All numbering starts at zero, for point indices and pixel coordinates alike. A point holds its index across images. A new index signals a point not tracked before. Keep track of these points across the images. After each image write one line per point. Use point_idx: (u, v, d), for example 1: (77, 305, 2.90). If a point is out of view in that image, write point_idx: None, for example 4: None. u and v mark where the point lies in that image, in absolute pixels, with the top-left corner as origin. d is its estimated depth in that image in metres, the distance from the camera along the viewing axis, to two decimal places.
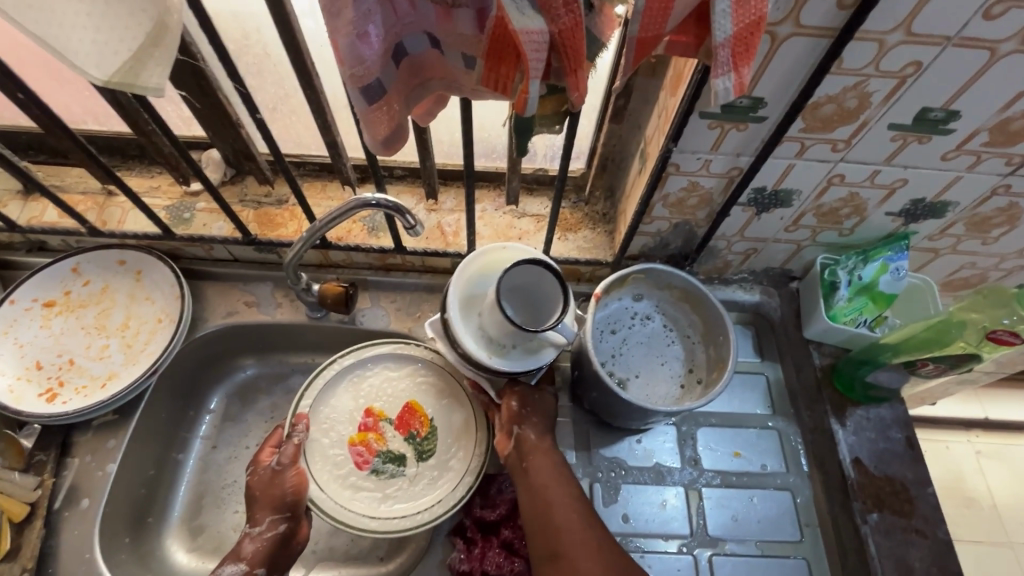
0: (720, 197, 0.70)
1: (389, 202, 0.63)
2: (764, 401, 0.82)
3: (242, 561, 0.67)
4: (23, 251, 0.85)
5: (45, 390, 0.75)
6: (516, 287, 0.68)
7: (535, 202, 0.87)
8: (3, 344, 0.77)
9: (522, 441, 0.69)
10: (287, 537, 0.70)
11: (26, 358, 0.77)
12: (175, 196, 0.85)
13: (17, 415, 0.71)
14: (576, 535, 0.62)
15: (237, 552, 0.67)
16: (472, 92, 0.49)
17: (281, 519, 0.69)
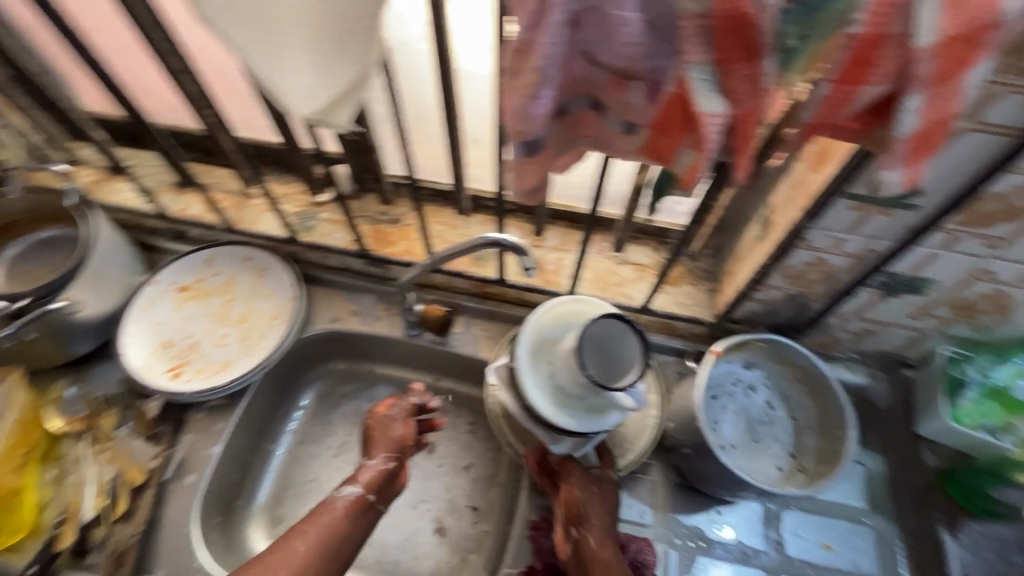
0: (845, 276, 0.67)
1: (512, 241, 0.64)
2: (861, 493, 0.77)
3: (358, 483, 0.65)
4: (165, 237, 0.94)
5: (170, 368, 0.82)
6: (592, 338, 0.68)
7: (639, 250, 0.86)
8: (142, 320, 0.84)
9: (582, 549, 0.65)
10: (393, 474, 0.68)
11: (158, 335, 0.84)
12: (302, 204, 0.91)
13: (147, 387, 0.78)
14: None
15: (353, 476, 0.66)
16: (622, 153, 0.50)
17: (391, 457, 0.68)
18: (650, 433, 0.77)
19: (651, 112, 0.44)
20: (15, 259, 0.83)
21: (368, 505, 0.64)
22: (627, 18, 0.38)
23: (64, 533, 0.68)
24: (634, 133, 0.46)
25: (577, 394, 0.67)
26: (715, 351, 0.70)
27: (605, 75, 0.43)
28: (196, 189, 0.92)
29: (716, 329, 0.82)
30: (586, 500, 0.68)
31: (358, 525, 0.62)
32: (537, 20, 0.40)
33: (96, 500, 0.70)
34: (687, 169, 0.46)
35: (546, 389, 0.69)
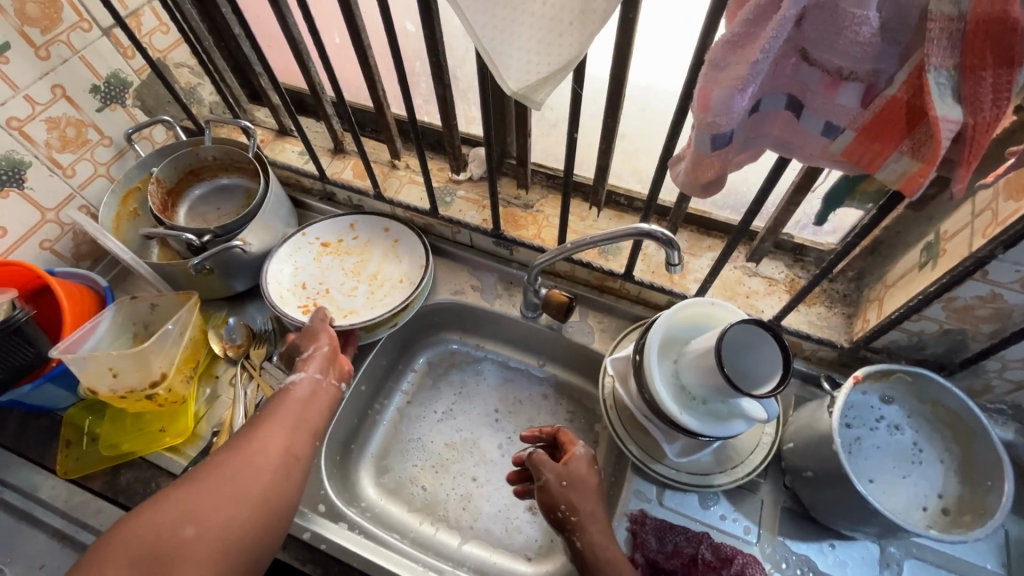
0: (1021, 317, 0.62)
1: (663, 233, 0.64)
2: (999, 558, 0.70)
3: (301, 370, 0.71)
4: (316, 197, 1.04)
5: (304, 306, 0.89)
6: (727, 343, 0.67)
7: (772, 264, 0.84)
8: (286, 261, 0.92)
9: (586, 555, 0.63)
10: (331, 355, 0.74)
11: (298, 276, 0.92)
12: (442, 179, 0.96)
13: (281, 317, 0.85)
14: None
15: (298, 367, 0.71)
16: (809, 157, 0.49)
17: (322, 345, 0.75)
18: (764, 452, 0.75)
19: (862, 115, 0.43)
20: (198, 199, 0.95)
21: (320, 385, 0.71)
22: (866, 16, 0.37)
23: (218, 444, 0.76)
24: (835, 135, 0.46)
25: (703, 394, 0.67)
26: (856, 376, 0.67)
27: (818, 74, 0.42)
28: (350, 156, 1.00)
29: (849, 356, 0.78)
30: (571, 492, 0.66)
31: (318, 401, 0.69)
32: (762, 14, 0.40)
33: (245, 420, 0.78)
34: (904, 177, 0.44)
35: (670, 386, 0.69)
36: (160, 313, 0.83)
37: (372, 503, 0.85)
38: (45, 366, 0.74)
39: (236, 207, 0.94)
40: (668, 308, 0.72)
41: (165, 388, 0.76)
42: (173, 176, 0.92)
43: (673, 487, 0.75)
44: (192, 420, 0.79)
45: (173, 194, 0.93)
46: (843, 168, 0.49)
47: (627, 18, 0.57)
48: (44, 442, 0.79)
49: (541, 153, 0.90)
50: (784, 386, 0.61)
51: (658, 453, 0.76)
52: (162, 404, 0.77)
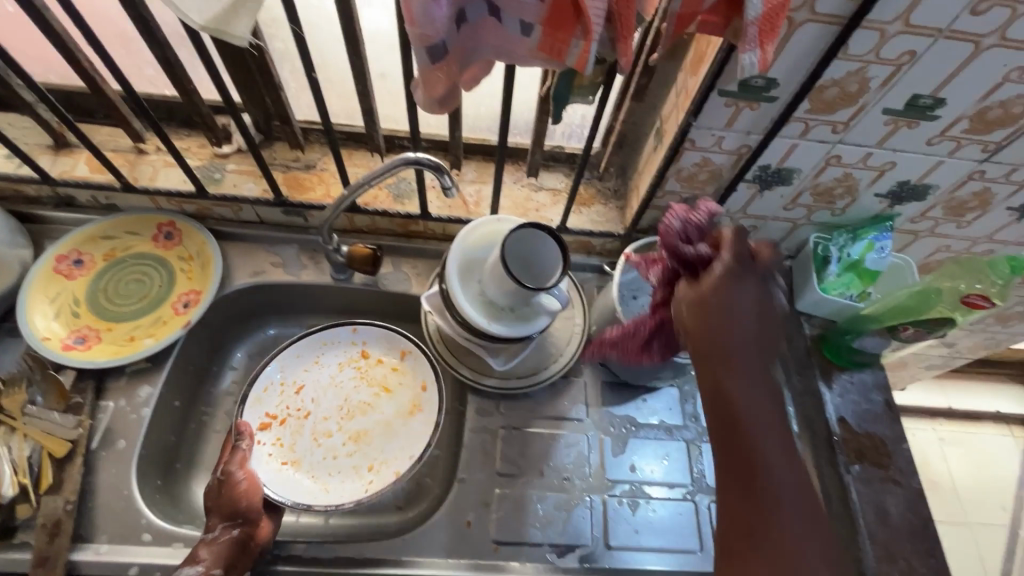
0: (728, 173, 0.76)
1: (430, 159, 0.66)
2: None
3: (199, 562, 0.62)
4: (49, 206, 0.86)
5: (268, 418, 0.80)
6: (517, 251, 0.73)
7: (552, 177, 0.91)
8: (308, 356, 0.84)
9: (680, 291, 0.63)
10: (243, 541, 0.64)
11: (301, 375, 0.84)
12: (204, 156, 0.86)
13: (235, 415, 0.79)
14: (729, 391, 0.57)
15: (194, 555, 0.62)
16: (520, 60, 0.53)
17: (233, 523, 0.64)
18: (578, 340, 0.84)
19: (542, 9, 0.47)
20: None
21: None
22: None
23: None
24: (529, 33, 0.50)
25: (506, 302, 0.72)
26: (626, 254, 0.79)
27: None
28: (79, 149, 0.84)
29: (628, 241, 0.90)
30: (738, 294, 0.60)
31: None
32: None
33: (14, 479, 0.65)
34: (580, 58, 0.49)
35: (478, 304, 0.73)
36: None
37: None
38: None
39: None
40: (461, 232, 0.75)
41: None
42: None
43: (510, 395, 0.81)
44: None
45: None
46: (545, 66, 0.52)
47: None
48: None
49: (307, 109, 0.85)
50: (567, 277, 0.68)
51: (487, 369, 0.81)
52: None
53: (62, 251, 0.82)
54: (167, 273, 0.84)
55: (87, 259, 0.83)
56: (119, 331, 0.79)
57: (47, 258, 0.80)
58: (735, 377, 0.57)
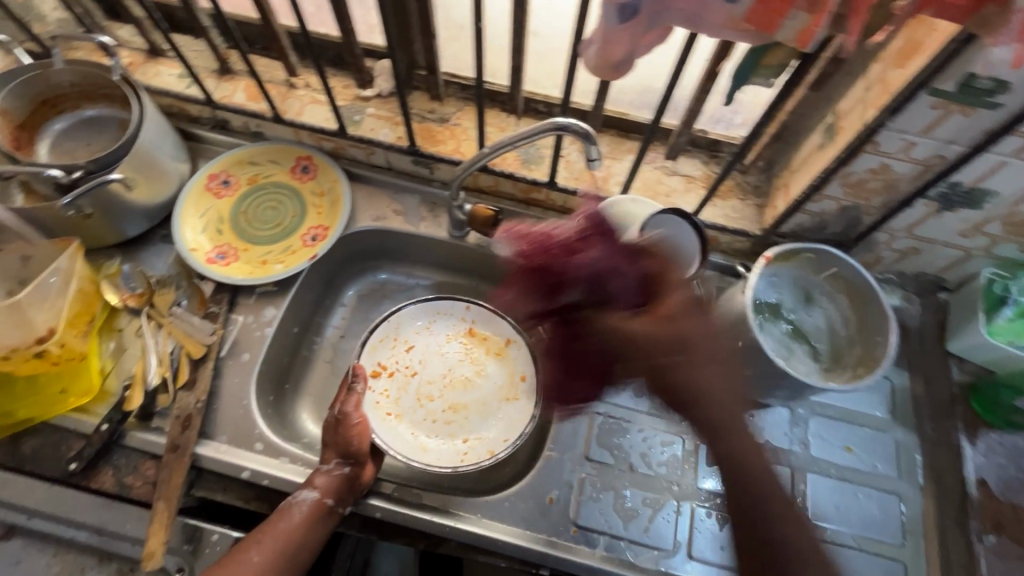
0: (906, 186, 0.67)
1: (581, 128, 0.63)
2: (885, 405, 0.80)
3: (314, 488, 0.65)
4: (207, 126, 0.92)
5: (379, 366, 0.84)
6: None
7: (689, 162, 0.85)
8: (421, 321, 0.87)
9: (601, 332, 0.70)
10: (351, 480, 0.67)
11: (412, 335, 0.87)
12: (348, 97, 0.88)
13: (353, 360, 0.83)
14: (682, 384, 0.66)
15: (309, 481, 0.66)
16: (712, 27, 0.48)
17: (346, 462, 0.67)
18: None
19: None
20: (61, 135, 0.82)
21: (328, 510, 0.65)
22: None
23: (132, 397, 0.71)
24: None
25: (628, 287, 0.69)
26: (766, 256, 0.71)
27: None
28: (239, 76, 0.89)
29: (763, 243, 0.82)
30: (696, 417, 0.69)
31: (319, 530, 0.64)
32: None
33: (159, 370, 0.73)
34: (799, 33, 0.46)
35: (598, 285, 0.71)
36: (35, 266, 0.73)
37: (313, 439, 0.82)
38: None
39: (110, 141, 0.82)
40: (592, 208, 0.72)
41: (57, 343, 0.68)
42: (22, 108, 0.78)
43: (609, 382, 0.79)
44: (98, 376, 0.72)
45: (27, 130, 0.80)
46: (740, 37, 0.48)
47: None
48: None
49: (452, 61, 0.84)
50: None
51: None
52: (57, 363, 0.69)
53: (214, 171, 0.88)
54: (300, 204, 0.89)
55: (233, 180, 0.88)
56: (253, 253, 0.85)
57: (201, 175, 0.87)
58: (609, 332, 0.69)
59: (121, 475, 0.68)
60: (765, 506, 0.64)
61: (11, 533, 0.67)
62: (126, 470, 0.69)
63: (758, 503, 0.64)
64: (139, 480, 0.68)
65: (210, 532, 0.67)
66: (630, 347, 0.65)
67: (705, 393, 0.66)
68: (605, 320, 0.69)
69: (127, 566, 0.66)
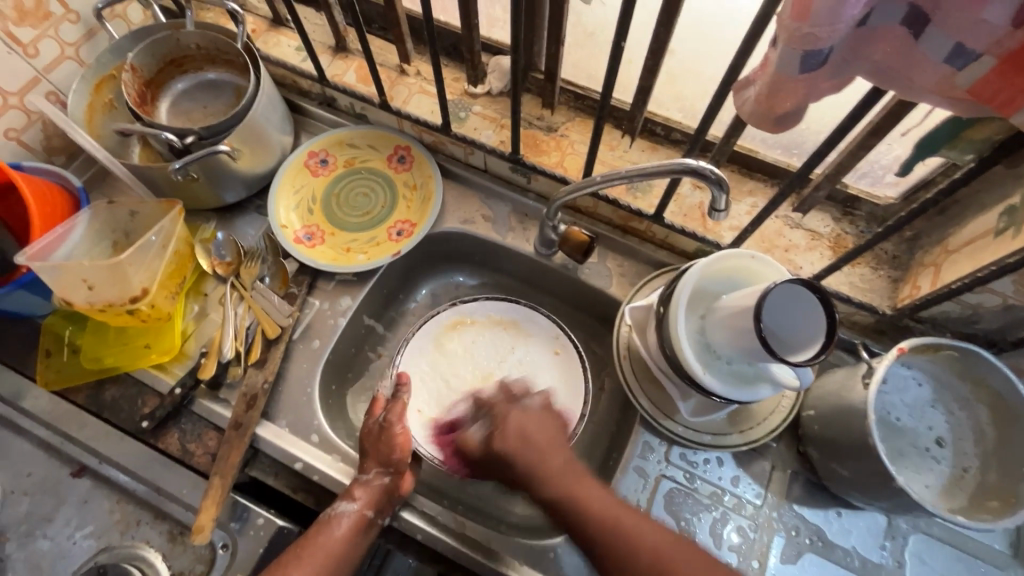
0: None
1: (713, 173, 0.55)
2: (1007, 539, 0.68)
3: (354, 501, 0.64)
4: (314, 102, 0.91)
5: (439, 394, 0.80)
6: None
7: (819, 216, 0.75)
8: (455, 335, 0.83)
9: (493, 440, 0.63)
10: (391, 490, 0.65)
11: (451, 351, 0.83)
12: (457, 92, 0.85)
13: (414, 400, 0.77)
14: (577, 477, 0.59)
15: (349, 491, 0.65)
16: (920, 91, 0.39)
17: (386, 472, 0.65)
18: (783, 416, 0.71)
19: (1014, 40, 0.34)
20: (181, 94, 0.84)
21: (368, 523, 0.63)
22: None
23: (206, 366, 0.72)
24: (962, 65, 0.36)
25: (728, 354, 0.62)
26: (902, 348, 0.61)
27: None
28: (354, 56, 0.87)
29: (890, 323, 0.72)
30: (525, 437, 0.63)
31: (358, 542, 0.63)
32: None
33: (234, 343, 0.74)
34: None
35: (694, 344, 0.64)
36: (142, 221, 0.75)
37: None
38: (16, 271, 0.67)
39: (224, 107, 0.83)
40: (704, 258, 0.64)
41: (147, 303, 0.70)
42: (151, 66, 0.80)
43: (683, 445, 0.72)
44: (179, 339, 0.74)
45: (153, 86, 0.82)
46: (954, 107, 0.39)
47: None
48: (23, 350, 0.74)
49: (572, 68, 0.78)
50: (824, 357, 0.54)
51: (669, 408, 0.72)
52: (145, 320, 0.72)
53: (315, 148, 0.87)
54: (391, 195, 0.87)
55: (331, 161, 0.87)
56: (340, 239, 0.84)
57: (302, 152, 0.86)
58: (552, 462, 0.60)
59: (186, 440, 0.70)
60: (638, 546, 0.54)
61: (82, 472, 0.71)
62: (190, 436, 0.71)
63: (610, 545, 0.55)
64: (200, 449, 0.70)
65: (257, 515, 0.67)
66: (515, 460, 0.60)
67: (583, 492, 0.58)
68: (526, 435, 0.62)
69: (177, 528, 0.69)
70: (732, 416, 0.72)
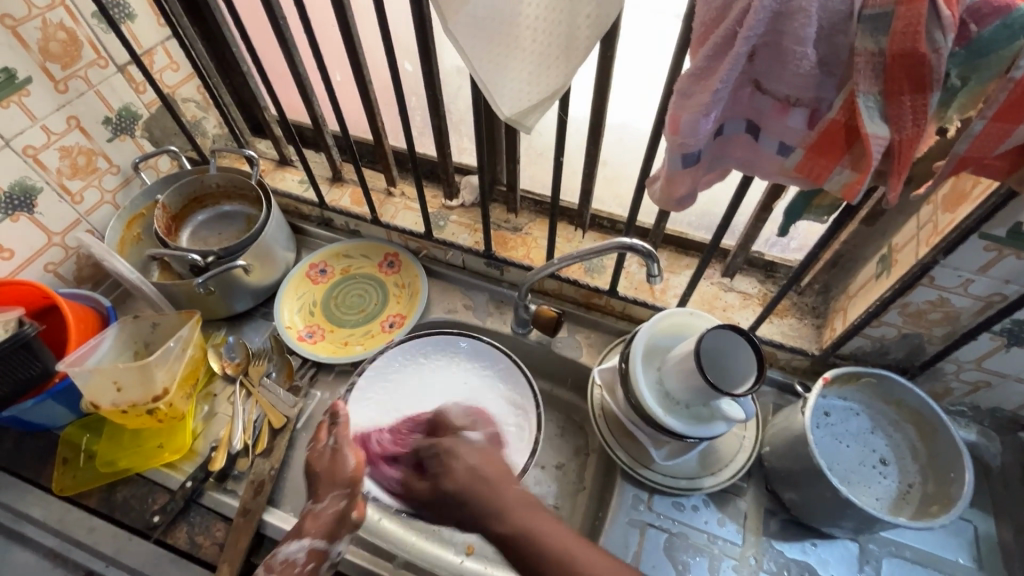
0: (968, 319, 0.68)
1: (644, 247, 0.70)
2: (969, 553, 0.74)
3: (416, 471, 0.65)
4: (314, 223, 1.08)
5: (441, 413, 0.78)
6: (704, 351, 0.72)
7: (746, 281, 0.89)
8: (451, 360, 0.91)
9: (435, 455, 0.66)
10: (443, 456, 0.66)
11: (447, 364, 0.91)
12: (436, 206, 1.01)
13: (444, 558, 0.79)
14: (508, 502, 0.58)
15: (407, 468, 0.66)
16: (768, 174, 0.55)
17: (342, 495, 0.66)
18: (746, 455, 0.79)
19: (809, 136, 0.50)
20: (200, 224, 0.99)
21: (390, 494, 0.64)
22: (804, 52, 0.44)
23: (216, 457, 0.78)
24: (788, 154, 0.52)
25: (685, 398, 0.71)
26: (827, 378, 0.72)
27: (770, 101, 0.49)
28: (348, 184, 1.04)
29: (822, 363, 0.83)
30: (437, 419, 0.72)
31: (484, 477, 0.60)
32: (720, 49, 0.47)
33: (243, 434, 0.81)
34: (845, 187, 0.50)
35: (654, 393, 0.74)
36: (161, 332, 0.85)
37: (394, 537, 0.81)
38: (49, 382, 0.75)
39: (237, 232, 0.98)
40: (653, 317, 0.77)
41: (166, 403, 0.77)
42: (177, 204, 0.95)
43: (664, 492, 0.78)
44: (190, 437, 0.81)
45: (176, 219, 0.97)
46: (794, 183, 0.55)
47: (606, 54, 0.63)
48: (39, 460, 0.79)
49: (529, 180, 0.95)
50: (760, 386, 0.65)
51: (646, 459, 0.79)
52: (162, 420, 0.79)
53: (315, 261, 1.00)
54: (383, 293, 0.99)
55: (329, 270, 1.01)
56: (337, 334, 0.94)
57: (304, 264, 1.00)
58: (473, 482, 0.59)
59: (193, 533, 0.74)
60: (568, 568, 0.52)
61: None
62: (198, 529, 0.74)
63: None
64: (207, 540, 0.73)
65: None
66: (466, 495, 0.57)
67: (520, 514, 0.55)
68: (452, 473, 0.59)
69: None
70: (704, 461, 0.79)
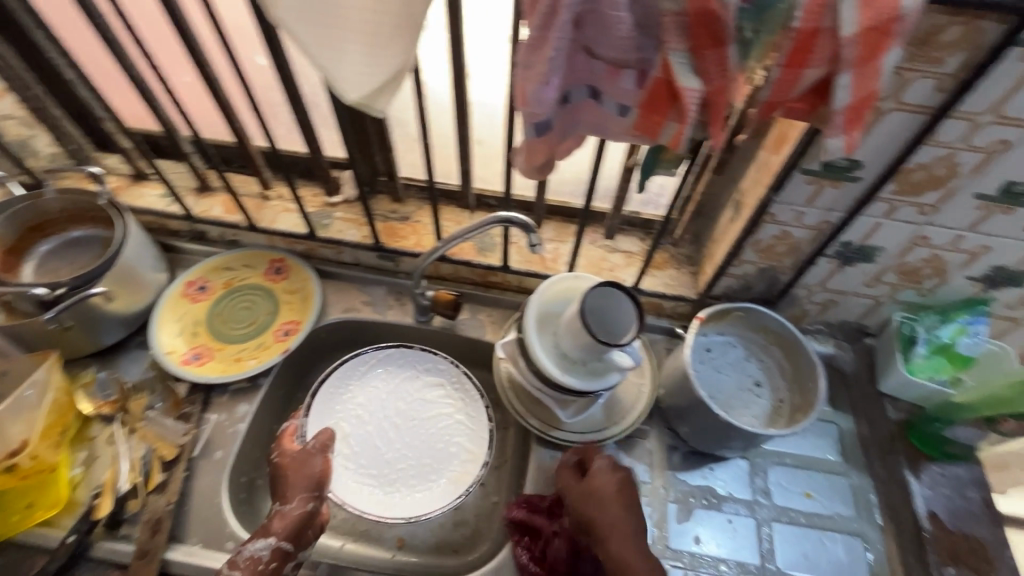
0: (808, 247, 0.77)
1: (521, 218, 0.72)
2: (836, 449, 0.85)
3: (270, 535, 0.66)
4: (185, 239, 1.00)
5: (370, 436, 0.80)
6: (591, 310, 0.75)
7: (627, 240, 0.94)
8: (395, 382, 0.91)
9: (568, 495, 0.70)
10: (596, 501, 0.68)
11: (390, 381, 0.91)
12: (317, 204, 0.97)
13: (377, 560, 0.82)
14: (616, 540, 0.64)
15: (265, 529, 0.66)
16: (614, 135, 0.59)
17: (310, 495, 0.69)
18: (645, 401, 0.85)
19: (639, 95, 0.53)
20: (46, 256, 0.88)
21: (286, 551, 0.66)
22: (620, 16, 0.47)
23: (102, 503, 0.72)
24: (626, 114, 0.56)
25: (579, 357, 0.75)
26: (702, 318, 0.78)
27: (602, 65, 0.52)
28: (217, 192, 0.97)
29: (701, 305, 0.91)
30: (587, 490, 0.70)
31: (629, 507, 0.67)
32: (547, 19, 0.49)
33: (131, 475, 0.75)
34: (675, 138, 0.55)
35: (552, 357, 0.77)
36: (11, 380, 0.76)
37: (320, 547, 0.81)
38: None
39: (93, 258, 0.88)
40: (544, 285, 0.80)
41: (28, 456, 0.69)
42: (11, 236, 0.84)
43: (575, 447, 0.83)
44: (66, 489, 0.73)
45: (14, 254, 0.86)
46: (636, 141, 0.58)
47: (454, 33, 0.63)
48: None
49: (409, 167, 0.94)
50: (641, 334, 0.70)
51: (556, 420, 0.83)
52: (26, 477, 0.70)
53: (192, 278, 0.94)
54: (273, 302, 0.94)
55: (209, 285, 0.94)
56: (228, 351, 0.89)
57: (179, 283, 0.93)
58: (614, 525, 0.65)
59: None
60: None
61: None
62: None
63: None
64: None
65: None
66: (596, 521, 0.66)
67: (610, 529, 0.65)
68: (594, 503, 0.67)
69: None
70: (608, 412, 0.84)
